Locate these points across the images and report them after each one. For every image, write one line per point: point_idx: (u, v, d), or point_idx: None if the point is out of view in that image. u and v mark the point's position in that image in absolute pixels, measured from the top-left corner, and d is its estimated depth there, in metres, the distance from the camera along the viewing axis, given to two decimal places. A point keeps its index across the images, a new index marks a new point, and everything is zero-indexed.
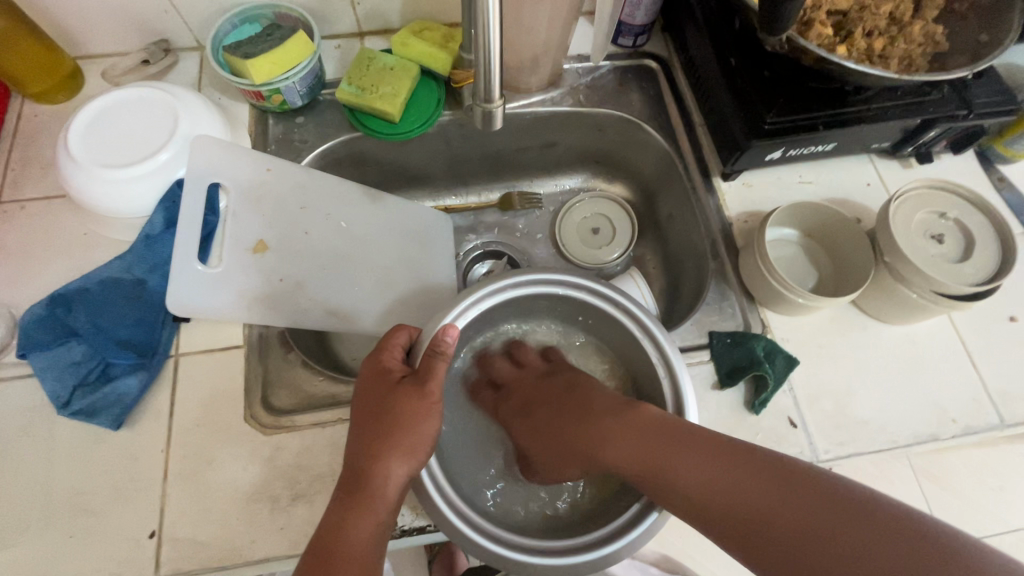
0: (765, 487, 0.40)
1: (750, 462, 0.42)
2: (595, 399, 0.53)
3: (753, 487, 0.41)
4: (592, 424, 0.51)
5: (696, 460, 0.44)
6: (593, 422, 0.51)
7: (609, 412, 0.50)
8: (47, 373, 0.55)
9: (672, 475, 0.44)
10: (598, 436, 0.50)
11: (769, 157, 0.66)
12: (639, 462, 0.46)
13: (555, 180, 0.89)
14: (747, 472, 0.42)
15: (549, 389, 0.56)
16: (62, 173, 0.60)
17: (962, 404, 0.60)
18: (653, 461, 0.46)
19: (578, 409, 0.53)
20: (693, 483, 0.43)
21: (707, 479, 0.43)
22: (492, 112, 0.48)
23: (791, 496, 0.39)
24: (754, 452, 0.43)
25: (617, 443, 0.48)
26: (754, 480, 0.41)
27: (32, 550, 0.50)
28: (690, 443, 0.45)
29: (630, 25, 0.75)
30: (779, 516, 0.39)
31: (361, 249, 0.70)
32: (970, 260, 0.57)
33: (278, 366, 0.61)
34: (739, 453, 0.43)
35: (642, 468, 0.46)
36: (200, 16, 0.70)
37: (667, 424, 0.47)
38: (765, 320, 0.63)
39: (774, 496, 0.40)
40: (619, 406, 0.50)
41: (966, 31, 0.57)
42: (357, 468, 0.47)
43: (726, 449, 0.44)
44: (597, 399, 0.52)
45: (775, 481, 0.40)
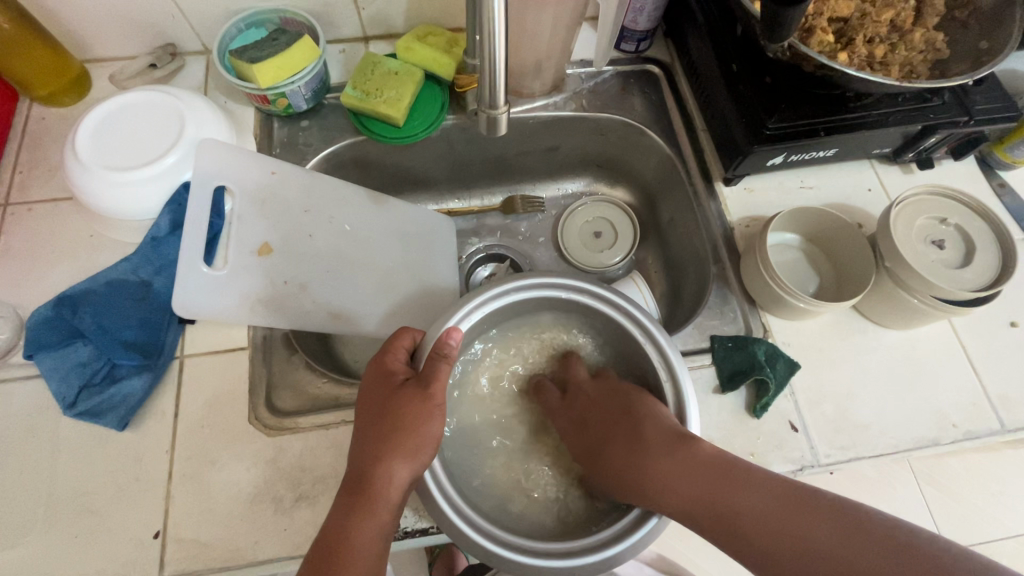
0: (828, 532, 0.43)
1: (812, 507, 0.44)
2: (644, 422, 0.51)
3: (818, 533, 0.43)
4: (645, 460, 0.50)
5: (761, 500, 0.46)
6: (647, 458, 0.50)
7: (664, 447, 0.49)
8: (54, 374, 0.56)
9: (734, 515, 0.46)
10: (654, 473, 0.49)
11: (771, 163, 0.66)
12: (700, 500, 0.47)
13: (557, 184, 0.90)
14: (812, 518, 0.44)
15: (595, 407, 0.56)
16: (76, 182, 0.60)
17: (963, 409, 0.60)
18: (715, 500, 0.47)
19: (625, 437, 0.52)
20: (757, 527, 0.45)
21: (773, 522, 0.45)
22: (497, 117, 0.49)
23: (855, 542, 0.42)
24: (812, 494, 0.45)
25: (676, 485, 0.48)
26: (819, 524, 0.43)
27: (38, 550, 0.51)
28: (753, 486, 0.47)
29: (633, 31, 0.76)
30: (844, 563, 0.41)
31: (364, 251, 0.70)
32: (971, 266, 0.58)
33: (281, 368, 0.62)
34: (802, 498, 0.45)
35: (703, 509, 0.47)
36: (207, 21, 0.71)
37: (723, 462, 0.48)
38: (766, 324, 0.64)
39: (838, 541, 0.42)
40: (671, 441, 0.49)
41: (967, 38, 0.58)
42: (362, 471, 0.48)
43: (788, 494, 0.46)
44: (646, 428, 0.51)
45: (838, 528, 0.43)
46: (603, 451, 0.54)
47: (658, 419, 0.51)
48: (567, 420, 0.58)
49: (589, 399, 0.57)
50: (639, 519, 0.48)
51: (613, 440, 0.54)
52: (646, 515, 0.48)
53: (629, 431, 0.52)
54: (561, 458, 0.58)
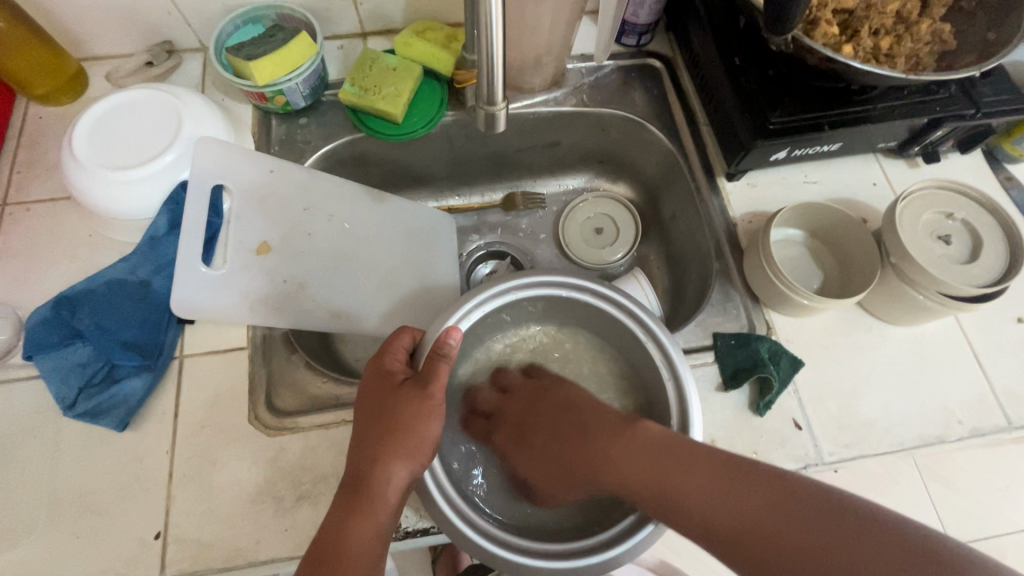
0: (762, 501, 0.42)
1: (748, 477, 0.43)
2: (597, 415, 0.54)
3: (755, 504, 0.42)
4: (596, 442, 0.52)
5: (697, 476, 0.45)
6: (595, 441, 0.52)
7: (611, 430, 0.51)
8: (53, 374, 0.56)
9: (677, 496, 0.45)
10: (601, 456, 0.51)
11: (774, 157, 0.65)
12: (643, 478, 0.47)
13: (558, 180, 0.89)
14: (748, 487, 0.43)
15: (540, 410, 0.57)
16: (84, 191, 0.59)
17: (968, 405, 0.60)
18: (655, 482, 0.46)
19: (574, 428, 0.54)
20: (695, 504, 0.44)
21: (709, 496, 0.44)
22: (496, 114, 0.48)
23: (793, 512, 0.40)
24: (751, 467, 0.44)
25: (620, 464, 0.49)
26: (760, 498, 0.42)
27: (39, 550, 0.51)
28: (688, 459, 0.46)
29: (634, 24, 0.75)
30: (779, 531, 0.40)
31: (363, 250, 0.70)
32: (978, 261, 0.57)
33: (282, 367, 0.61)
34: (738, 470, 0.44)
35: (643, 488, 0.47)
36: (203, 18, 0.70)
37: (670, 445, 0.47)
38: (769, 322, 0.63)
39: (773, 511, 0.41)
40: (619, 424, 0.51)
41: (974, 30, 0.57)
42: (361, 471, 0.47)
43: (724, 467, 0.45)
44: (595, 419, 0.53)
45: (775, 496, 0.42)
46: (554, 448, 0.55)
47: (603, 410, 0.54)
48: (509, 427, 0.57)
49: (528, 401, 0.58)
50: (640, 519, 0.48)
51: (563, 435, 0.55)
52: (649, 514, 0.48)
53: (580, 425, 0.54)
54: None
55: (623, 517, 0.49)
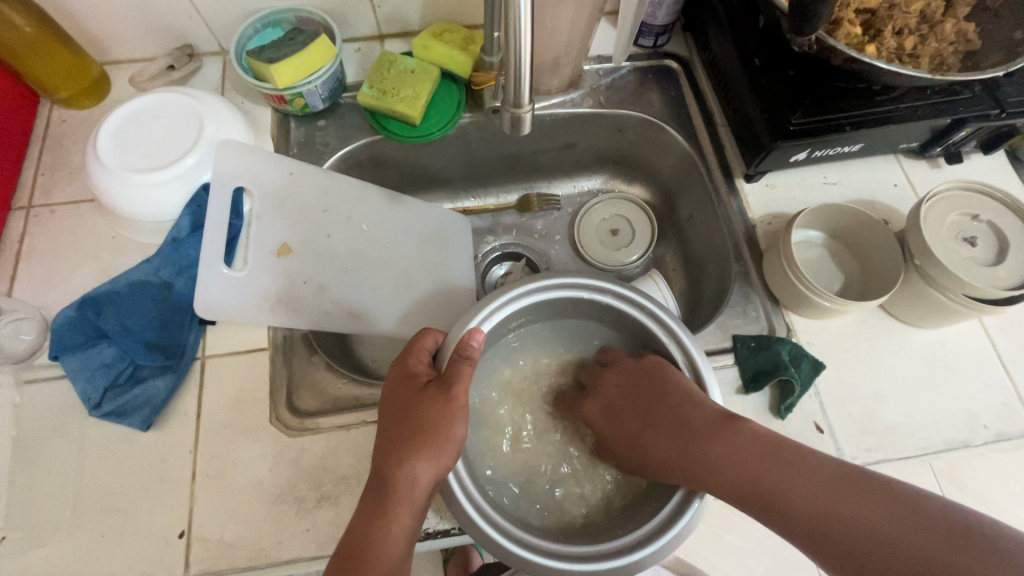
0: (875, 508, 0.42)
1: (858, 484, 0.44)
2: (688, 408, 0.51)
3: (866, 512, 0.42)
4: (688, 441, 0.50)
5: (805, 480, 0.45)
6: (689, 441, 0.50)
7: (709, 431, 0.50)
8: (79, 374, 0.56)
9: (778, 494, 0.46)
10: (698, 455, 0.49)
11: (794, 158, 0.65)
12: (746, 481, 0.47)
13: (573, 182, 0.89)
14: (862, 494, 0.43)
15: (628, 396, 0.56)
16: (128, 203, 0.60)
17: (993, 410, 0.59)
18: (761, 482, 0.47)
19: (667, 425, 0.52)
20: (801, 503, 0.45)
21: (820, 494, 0.44)
22: (521, 116, 0.48)
23: (903, 518, 0.41)
24: (860, 474, 0.45)
25: (722, 465, 0.48)
26: (865, 503, 0.43)
27: (66, 549, 0.51)
28: (795, 464, 0.46)
29: (651, 25, 0.75)
30: (890, 539, 0.41)
31: (382, 251, 0.70)
32: (1005, 263, 0.56)
33: (302, 368, 0.62)
34: (848, 476, 0.45)
35: (746, 484, 0.47)
36: (224, 21, 0.71)
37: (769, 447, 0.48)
38: (790, 324, 0.63)
39: (886, 518, 0.42)
40: (719, 424, 0.50)
41: (1000, 29, 0.56)
42: (385, 473, 0.47)
43: (832, 472, 0.45)
44: (689, 409, 0.51)
45: (881, 505, 0.42)
46: (647, 439, 0.54)
47: (699, 404, 0.50)
48: (597, 412, 0.58)
49: (619, 386, 0.57)
50: (664, 523, 0.48)
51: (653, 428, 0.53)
52: (673, 516, 0.48)
53: (674, 417, 0.52)
54: (586, 462, 0.58)
55: (647, 519, 0.49)
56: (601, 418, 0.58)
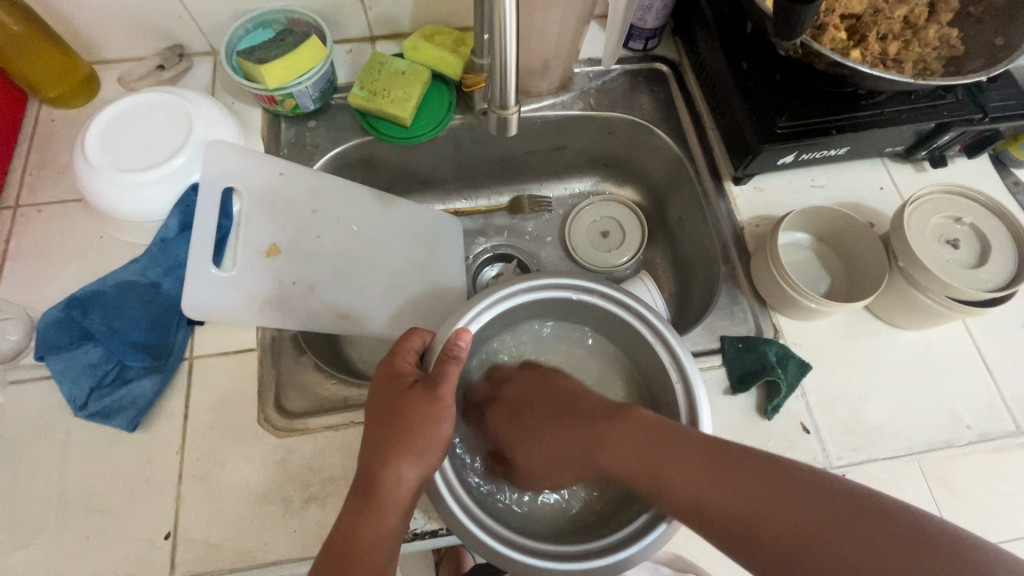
0: (746, 482, 0.42)
1: (741, 461, 0.44)
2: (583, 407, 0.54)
3: (742, 490, 0.42)
4: (586, 431, 0.52)
5: (691, 461, 0.45)
6: (587, 427, 0.52)
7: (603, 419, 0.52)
8: (64, 375, 0.56)
9: (660, 475, 0.46)
10: (592, 446, 0.51)
11: (781, 161, 0.65)
12: (632, 462, 0.48)
13: (564, 183, 0.89)
14: (731, 469, 0.43)
15: (536, 397, 0.57)
16: (119, 201, 0.60)
17: (976, 410, 0.60)
18: (648, 465, 0.46)
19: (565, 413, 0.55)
20: (689, 480, 0.44)
21: (690, 473, 0.44)
22: (508, 118, 0.49)
23: (786, 491, 0.41)
24: (741, 451, 0.44)
25: (613, 449, 0.49)
26: (747, 482, 0.42)
27: (50, 551, 0.51)
28: (675, 441, 0.46)
29: (641, 29, 0.75)
30: (771, 514, 0.40)
31: (371, 252, 0.70)
32: (986, 265, 0.57)
33: (290, 369, 0.62)
34: (724, 451, 0.44)
35: (636, 469, 0.47)
36: (214, 22, 0.71)
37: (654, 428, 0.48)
38: (776, 325, 0.63)
39: (760, 494, 0.41)
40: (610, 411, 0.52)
41: (982, 34, 0.57)
42: (370, 474, 0.47)
43: (712, 445, 0.45)
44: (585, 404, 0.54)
45: (760, 482, 0.42)
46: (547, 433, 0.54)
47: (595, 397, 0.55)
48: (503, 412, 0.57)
49: (527, 387, 0.58)
50: (648, 523, 0.48)
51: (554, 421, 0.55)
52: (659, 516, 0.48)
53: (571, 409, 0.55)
54: None
55: (632, 519, 0.49)
56: (501, 420, 0.57)
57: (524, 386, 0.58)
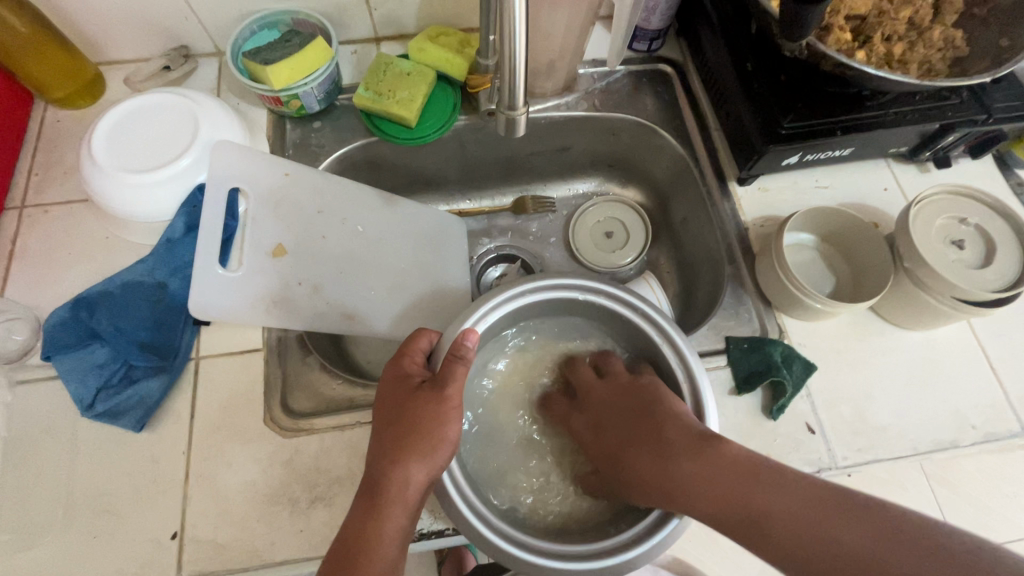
0: (852, 530, 0.41)
1: (832, 502, 0.43)
2: (663, 428, 0.50)
3: (847, 536, 0.41)
4: (667, 461, 0.49)
5: (783, 501, 0.44)
6: (666, 459, 0.49)
7: (686, 449, 0.48)
8: (71, 375, 0.56)
9: (757, 513, 0.45)
10: (675, 475, 0.48)
11: (786, 162, 0.65)
12: (722, 500, 0.46)
13: (568, 184, 0.90)
14: (836, 517, 0.42)
15: (614, 412, 0.55)
16: (126, 202, 0.60)
17: (982, 410, 0.60)
18: (738, 500, 0.46)
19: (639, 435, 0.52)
20: (778, 515, 0.44)
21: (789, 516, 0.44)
22: (515, 119, 0.49)
23: (891, 540, 0.40)
24: (839, 495, 0.43)
25: (697, 483, 0.47)
26: (848, 527, 0.41)
27: (57, 550, 0.51)
28: (776, 482, 0.45)
29: (645, 30, 0.76)
30: (870, 563, 0.40)
31: (376, 253, 0.70)
32: (992, 266, 0.57)
33: (296, 369, 0.62)
34: (824, 494, 0.44)
35: (725, 507, 0.46)
36: (220, 23, 0.71)
37: (749, 463, 0.47)
38: (782, 326, 0.63)
39: (865, 542, 0.40)
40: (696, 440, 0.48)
41: (986, 35, 0.57)
42: (379, 473, 0.48)
43: (811, 489, 0.44)
44: (665, 428, 0.50)
45: (864, 527, 0.41)
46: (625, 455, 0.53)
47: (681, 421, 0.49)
48: (583, 423, 0.58)
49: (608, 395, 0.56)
50: (656, 523, 0.48)
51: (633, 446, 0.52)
52: (666, 515, 0.48)
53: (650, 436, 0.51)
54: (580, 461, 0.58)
55: (638, 519, 0.49)
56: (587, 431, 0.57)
57: (607, 396, 0.56)
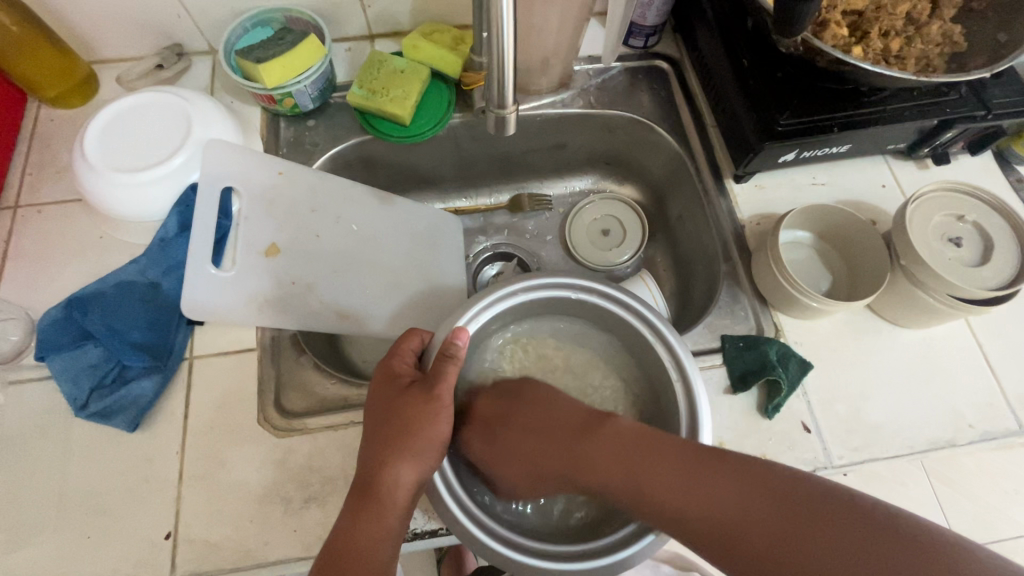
0: (788, 514, 0.39)
1: (771, 488, 0.41)
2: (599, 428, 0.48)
3: (780, 520, 0.39)
4: (605, 462, 0.47)
5: (722, 485, 0.42)
6: (605, 457, 0.47)
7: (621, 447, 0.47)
8: (64, 375, 0.56)
9: (703, 510, 0.42)
10: (615, 472, 0.46)
11: (782, 159, 0.65)
12: (666, 499, 0.43)
13: (564, 181, 0.89)
14: (777, 503, 0.40)
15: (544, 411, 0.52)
16: (118, 202, 0.60)
17: (979, 409, 0.59)
18: (679, 497, 0.43)
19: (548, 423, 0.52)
20: (717, 509, 0.41)
21: (723, 502, 0.41)
22: (506, 117, 0.48)
23: (826, 519, 0.38)
24: (776, 477, 0.42)
25: (637, 481, 0.45)
26: (785, 509, 0.40)
27: (52, 551, 0.51)
28: (710, 472, 0.43)
29: (641, 26, 0.75)
30: (819, 545, 0.37)
31: (371, 252, 0.70)
32: (989, 264, 0.56)
33: (290, 369, 0.61)
34: (764, 482, 0.41)
35: (669, 501, 0.43)
36: (213, 21, 0.70)
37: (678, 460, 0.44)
38: (778, 324, 0.63)
39: (803, 523, 0.39)
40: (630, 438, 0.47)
41: (985, 30, 0.56)
42: (369, 474, 0.47)
43: (747, 473, 0.42)
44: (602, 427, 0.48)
45: (795, 509, 0.39)
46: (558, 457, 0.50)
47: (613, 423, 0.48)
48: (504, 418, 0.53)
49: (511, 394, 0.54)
50: (648, 523, 0.48)
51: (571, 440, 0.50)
52: None
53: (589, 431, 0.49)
54: None
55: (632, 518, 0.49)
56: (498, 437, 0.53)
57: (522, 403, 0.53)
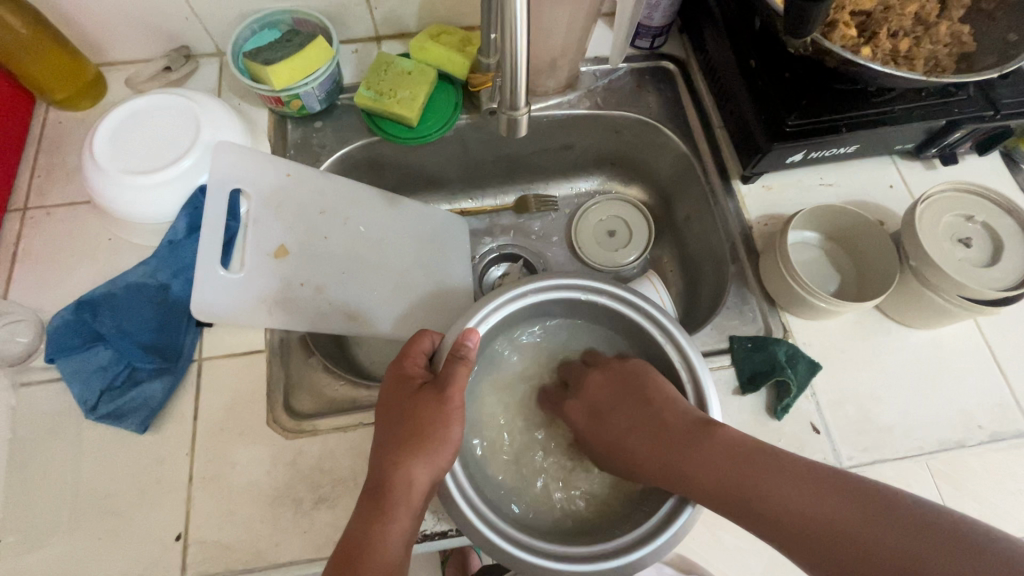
0: (842, 509, 0.42)
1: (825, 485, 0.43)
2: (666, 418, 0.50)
3: (834, 511, 0.42)
4: (668, 451, 0.49)
5: (783, 479, 0.44)
6: (670, 447, 0.49)
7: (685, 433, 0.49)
8: (75, 377, 0.56)
9: (759, 497, 0.45)
10: (676, 459, 0.48)
11: (790, 160, 0.65)
12: (724, 484, 0.46)
13: (570, 182, 0.89)
14: (832, 499, 0.42)
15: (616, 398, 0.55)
16: (128, 204, 0.60)
17: (988, 410, 0.59)
18: (738, 486, 0.46)
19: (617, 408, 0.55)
20: (772, 497, 0.44)
21: (783, 492, 0.44)
22: (517, 119, 0.48)
23: (880, 517, 0.40)
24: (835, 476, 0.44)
25: (698, 470, 0.47)
26: (839, 504, 0.42)
27: (63, 552, 0.51)
28: (770, 468, 0.45)
29: (647, 27, 0.75)
30: (867, 537, 0.40)
31: (379, 253, 0.70)
32: (999, 264, 0.56)
33: (299, 370, 0.62)
34: (822, 480, 0.44)
35: (727, 491, 0.46)
36: (220, 23, 0.71)
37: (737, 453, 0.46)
38: (786, 325, 0.63)
39: (858, 519, 0.41)
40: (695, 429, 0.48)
41: (994, 30, 0.56)
42: (381, 476, 0.47)
43: (806, 468, 0.45)
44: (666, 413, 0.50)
45: (849, 505, 0.42)
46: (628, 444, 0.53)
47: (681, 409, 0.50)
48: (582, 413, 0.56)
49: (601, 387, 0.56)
50: (660, 525, 0.48)
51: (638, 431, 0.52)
52: (673, 513, 0.48)
53: (655, 423, 0.51)
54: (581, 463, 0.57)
55: (644, 519, 0.49)
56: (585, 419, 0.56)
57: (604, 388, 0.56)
